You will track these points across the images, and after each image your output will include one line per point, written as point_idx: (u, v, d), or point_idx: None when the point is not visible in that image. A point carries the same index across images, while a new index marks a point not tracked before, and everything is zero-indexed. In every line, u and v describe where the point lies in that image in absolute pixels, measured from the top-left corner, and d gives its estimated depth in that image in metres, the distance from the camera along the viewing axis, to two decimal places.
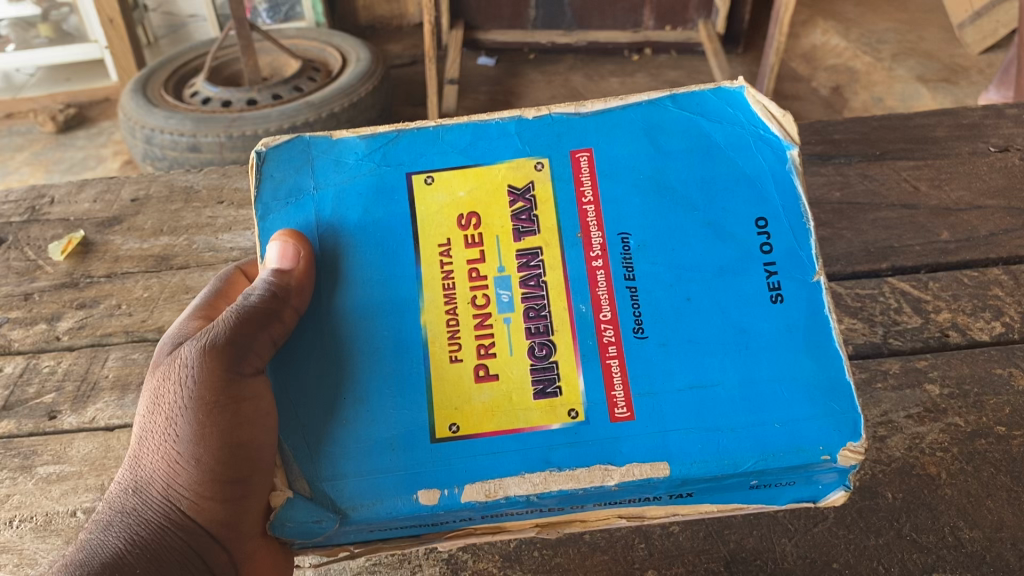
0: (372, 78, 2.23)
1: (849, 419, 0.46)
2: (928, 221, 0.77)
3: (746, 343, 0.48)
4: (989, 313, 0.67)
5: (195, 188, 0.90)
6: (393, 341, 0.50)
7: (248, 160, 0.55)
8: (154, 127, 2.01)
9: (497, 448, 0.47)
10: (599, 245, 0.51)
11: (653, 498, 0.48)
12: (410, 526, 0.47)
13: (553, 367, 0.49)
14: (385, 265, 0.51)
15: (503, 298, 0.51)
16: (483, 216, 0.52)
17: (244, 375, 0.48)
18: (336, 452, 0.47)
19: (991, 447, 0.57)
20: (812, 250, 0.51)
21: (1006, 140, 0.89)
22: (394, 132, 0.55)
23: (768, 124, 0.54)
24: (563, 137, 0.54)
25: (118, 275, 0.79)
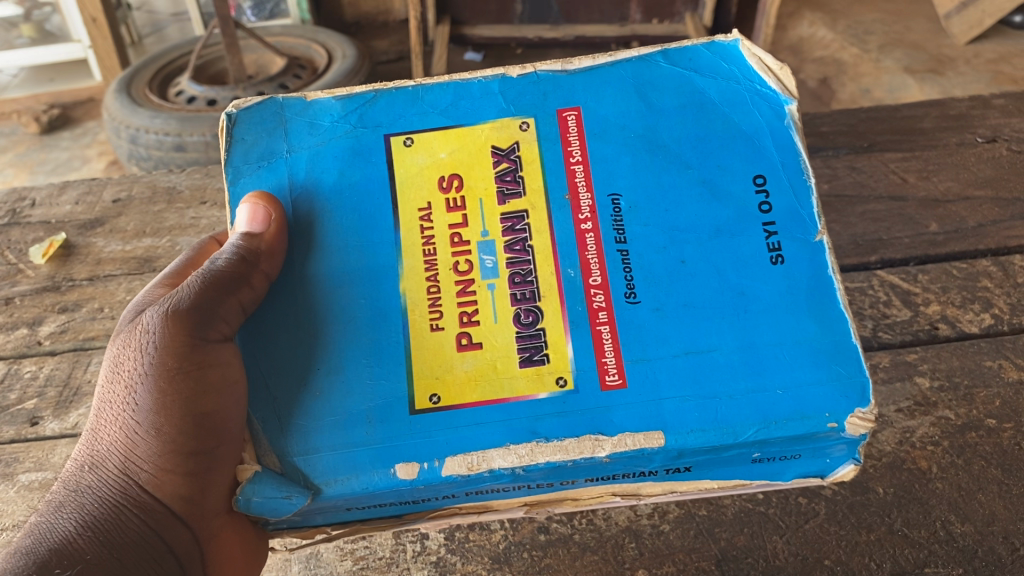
0: (357, 76, 2.22)
1: (856, 384, 0.46)
2: (917, 212, 0.76)
3: (744, 307, 0.48)
4: (978, 305, 0.66)
5: (178, 188, 0.89)
6: (369, 309, 0.49)
7: (219, 122, 0.55)
8: (139, 128, 2.00)
9: (481, 418, 0.46)
10: (588, 207, 0.51)
11: (648, 473, 0.47)
12: (392, 501, 0.47)
13: (540, 334, 0.48)
14: (363, 231, 0.51)
15: (486, 263, 0.51)
16: (465, 177, 0.53)
17: (210, 341, 0.48)
18: (308, 425, 0.47)
19: (982, 440, 0.56)
20: (812, 208, 0.51)
21: (993, 130, 0.89)
22: (372, 92, 0.55)
23: (764, 79, 0.54)
24: (549, 96, 0.54)
25: (101, 277, 0.78)
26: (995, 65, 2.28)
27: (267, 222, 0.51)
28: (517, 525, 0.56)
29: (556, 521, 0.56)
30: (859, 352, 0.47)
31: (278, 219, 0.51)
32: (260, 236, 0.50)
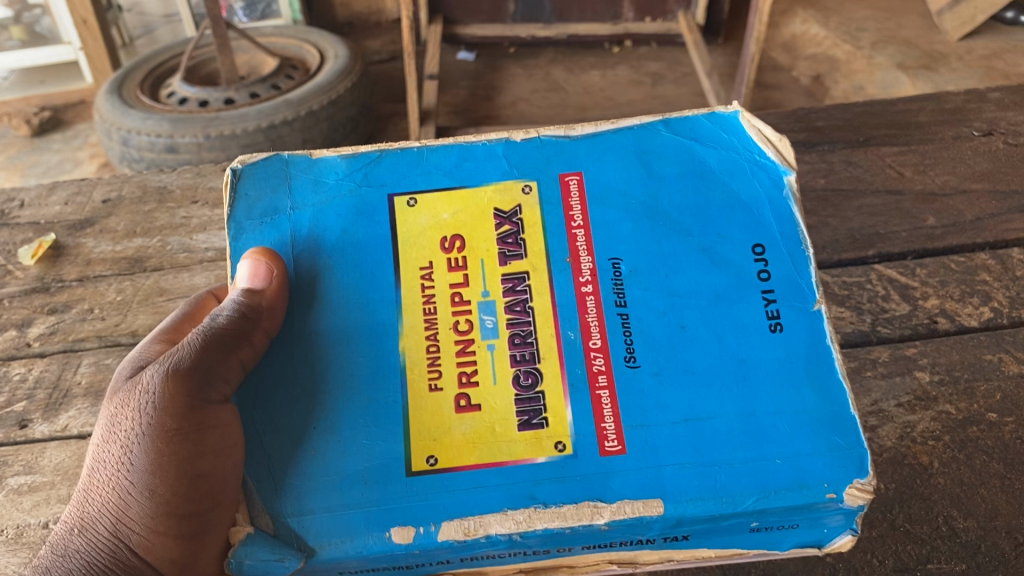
0: (349, 78, 2.21)
1: (855, 454, 0.45)
2: (914, 206, 0.76)
3: (745, 374, 0.47)
4: (977, 298, 0.65)
5: (169, 188, 0.88)
6: (369, 367, 0.49)
7: (224, 178, 0.55)
8: (131, 129, 1.99)
9: (477, 483, 0.45)
10: (588, 269, 0.51)
11: (645, 541, 0.46)
12: (383, 569, 0.46)
13: (539, 398, 0.48)
14: (363, 287, 0.51)
15: (486, 323, 0.50)
16: (467, 239, 0.53)
17: (210, 403, 0.47)
18: (302, 485, 0.46)
19: (983, 435, 0.55)
20: (812, 279, 0.51)
21: (989, 124, 0.89)
22: (377, 152, 0.56)
23: (764, 150, 0.55)
24: (551, 161, 0.55)
25: (91, 278, 0.77)
26: (987, 61, 2.26)
27: (267, 278, 0.50)
28: None
29: None
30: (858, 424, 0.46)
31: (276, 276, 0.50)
32: (260, 293, 0.49)
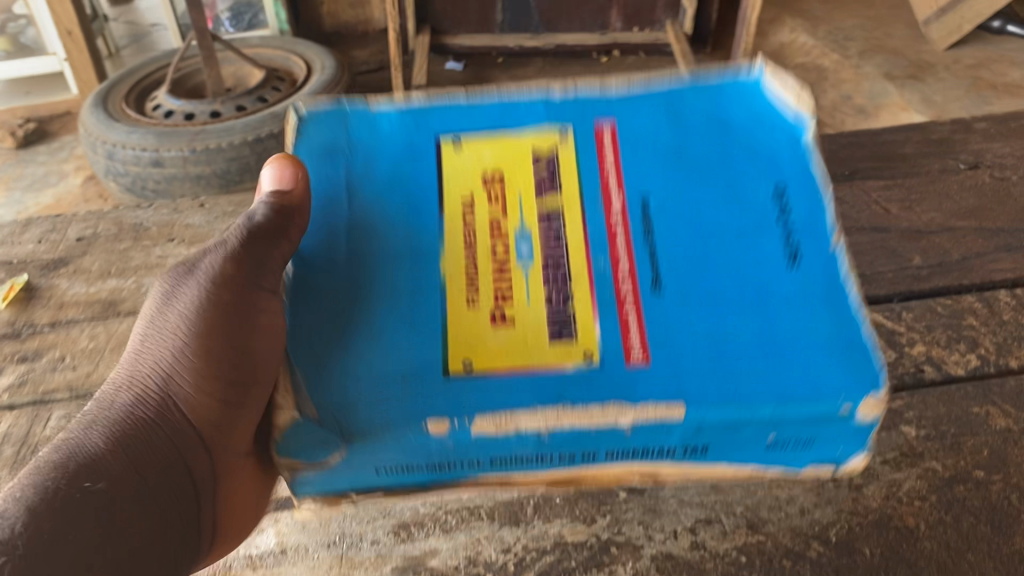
0: (336, 89, 2.25)
1: (871, 372, 0.46)
2: (900, 245, 0.75)
3: (764, 300, 0.50)
4: (964, 345, 0.64)
5: (145, 225, 0.87)
6: (413, 284, 0.52)
7: (288, 119, 0.60)
8: (117, 143, 2.05)
9: (511, 387, 0.47)
10: (619, 209, 0.54)
11: (668, 453, 0.48)
12: (418, 468, 0.48)
13: (569, 313, 0.50)
14: (410, 215, 0.55)
15: (522, 250, 0.53)
16: (506, 176, 0.57)
17: (262, 288, 0.52)
18: (343, 375, 0.48)
19: (970, 494, 0.53)
20: (830, 218, 0.53)
21: (976, 155, 0.88)
22: (428, 103, 0.61)
23: (784, 112, 0.59)
24: (586, 111, 0.60)
25: (63, 322, 0.75)
26: (974, 70, 2.30)
27: (224, 268, 0.53)
28: None
29: None
30: (878, 350, 0.47)
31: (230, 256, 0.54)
32: (219, 280, 0.53)
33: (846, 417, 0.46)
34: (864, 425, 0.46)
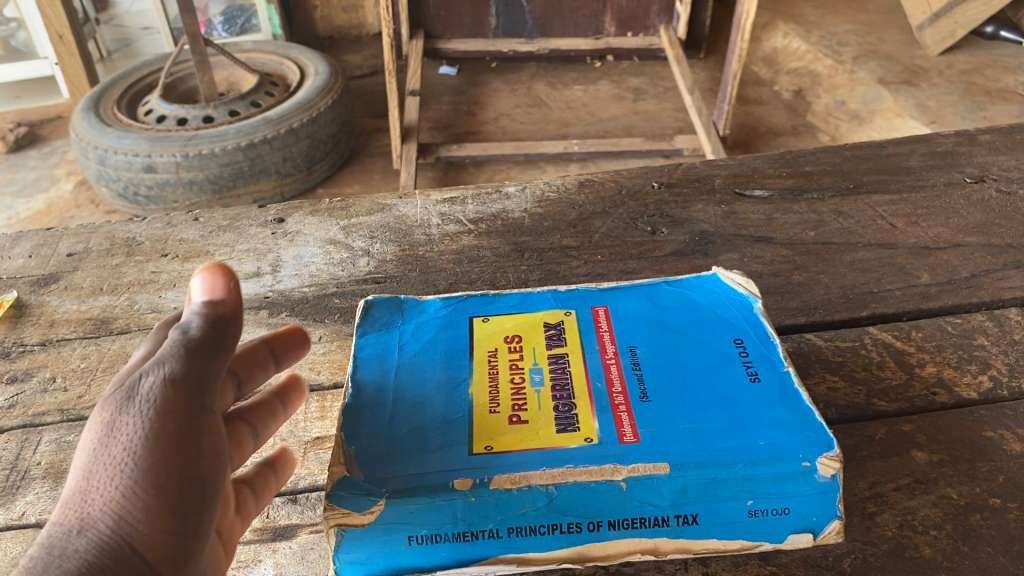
0: (331, 93, 2.28)
1: (824, 437, 0.49)
2: (907, 262, 0.74)
3: (734, 402, 0.52)
4: (975, 366, 0.63)
5: (138, 240, 0.86)
6: (442, 407, 0.55)
7: (357, 304, 0.66)
8: (108, 148, 2.03)
9: (525, 458, 0.50)
10: (612, 352, 0.59)
11: (662, 524, 0.48)
12: (443, 540, 0.48)
13: (573, 415, 0.53)
14: (448, 368, 0.58)
15: (535, 377, 0.57)
16: (525, 337, 0.61)
17: (206, 408, 0.44)
18: (385, 459, 0.50)
19: (987, 522, 0.51)
20: (780, 354, 0.57)
21: (981, 168, 0.87)
22: (464, 295, 0.67)
23: (736, 288, 0.64)
24: (585, 298, 0.65)
25: (54, 341, 0.73)
26: (967, 75, 2.29)
27: (228, 290, 0.48)
28: None
29: None
30: (828, 428, 0.50)
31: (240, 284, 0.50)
32: (223, 302, 0.48)
33: (807, 475, 0.48)
34: (824, 484, 0.48)
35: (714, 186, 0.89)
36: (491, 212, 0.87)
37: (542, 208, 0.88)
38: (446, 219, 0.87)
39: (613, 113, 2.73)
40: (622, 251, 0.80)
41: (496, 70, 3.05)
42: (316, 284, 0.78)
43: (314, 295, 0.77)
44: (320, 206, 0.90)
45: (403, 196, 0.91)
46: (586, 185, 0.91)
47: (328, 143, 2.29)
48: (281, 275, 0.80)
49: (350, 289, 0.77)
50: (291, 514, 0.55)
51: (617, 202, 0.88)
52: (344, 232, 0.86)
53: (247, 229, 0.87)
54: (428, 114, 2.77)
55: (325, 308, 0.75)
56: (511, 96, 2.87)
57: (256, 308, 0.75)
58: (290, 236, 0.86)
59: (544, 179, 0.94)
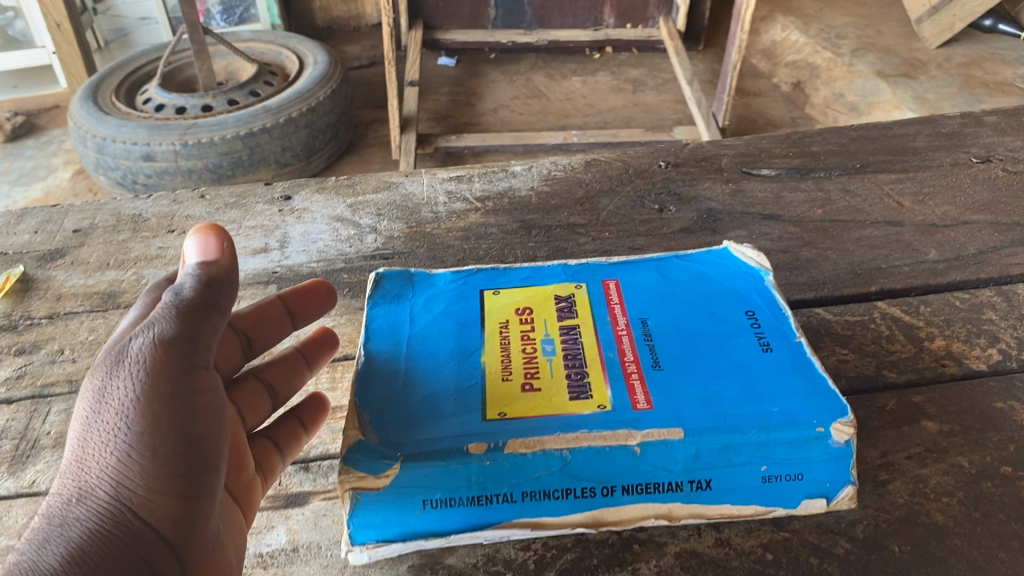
0: (330, 83, 2.28)
1: (838, 403, 0.49)
2: (915, 239, 0.74)
3: (747, 370, 0.52)
4: (984, 339, 0.63)
5: (144, 217, 0.86)
6: (455, 376, 0.55)
7: (367, 277, 0.65)
8: (107, 136, 2.02)
9: (539, 424, 0.49)
10: (623, 324, 0.58)
11: (676, 489, 0.48)
12: (457, 504, 0.48)
13: (585, 383, 0.53)
14: (459, 339, 0.58)
15: (546, 347, 0.57)
16: (536, 310, 0.61)
17: (197, 367, 0.45)
18: (399, 425, 0.50)
19: (998, 490, 0.51)
20: (792, 324, 0.57)
21: (987, 149, 0.87)
22: (474, 269, 0.67)
23: (747, 261, 0.64)
24: (593, 274, 0.65)
25: (61, 315, 0.73)
26: (966, 68, 2.29)
27: (221, 251, 0.50)
28: None
29: None
30: (841, 395, 0.50)
31: (234, 244, 0.51)
32: (217, 262, 0.49)
33: (821, 441, 0.48)
34: (838, 450, 0.48)
35: (721, 165, 0.89)
36: (498, 190, 0.87)
37: (549, 186, 0.87)
38: (452, 197, 0.87)
39: (613, 104, 2.73)
40: (630, 229, 0.80)
41: (495, 61, 3.05)
42: (323, 259, 0.78)
43: (322, 271, 0.77)
44: (327, 184, 0.90)
45: (409, 174, 0.91)
46: (593, 164, 0.91)
47: (326, 133, 2.28)
48: (288, 251, 0.80)
49: (358, 265, 0.77)
50: (303, 482, 0.55)
51: (624, 181, 0.87)
52: (351, 209, 0.86)
53: (254, 206, 0.87)
54: (428, 104, 2.77)
55: (333, 283, 0.75)
56: (511, 87, 2.87)
57: (264, 283, 0.75)
58: (297, 212, 0.85)
59: (550, 158, 0.94)
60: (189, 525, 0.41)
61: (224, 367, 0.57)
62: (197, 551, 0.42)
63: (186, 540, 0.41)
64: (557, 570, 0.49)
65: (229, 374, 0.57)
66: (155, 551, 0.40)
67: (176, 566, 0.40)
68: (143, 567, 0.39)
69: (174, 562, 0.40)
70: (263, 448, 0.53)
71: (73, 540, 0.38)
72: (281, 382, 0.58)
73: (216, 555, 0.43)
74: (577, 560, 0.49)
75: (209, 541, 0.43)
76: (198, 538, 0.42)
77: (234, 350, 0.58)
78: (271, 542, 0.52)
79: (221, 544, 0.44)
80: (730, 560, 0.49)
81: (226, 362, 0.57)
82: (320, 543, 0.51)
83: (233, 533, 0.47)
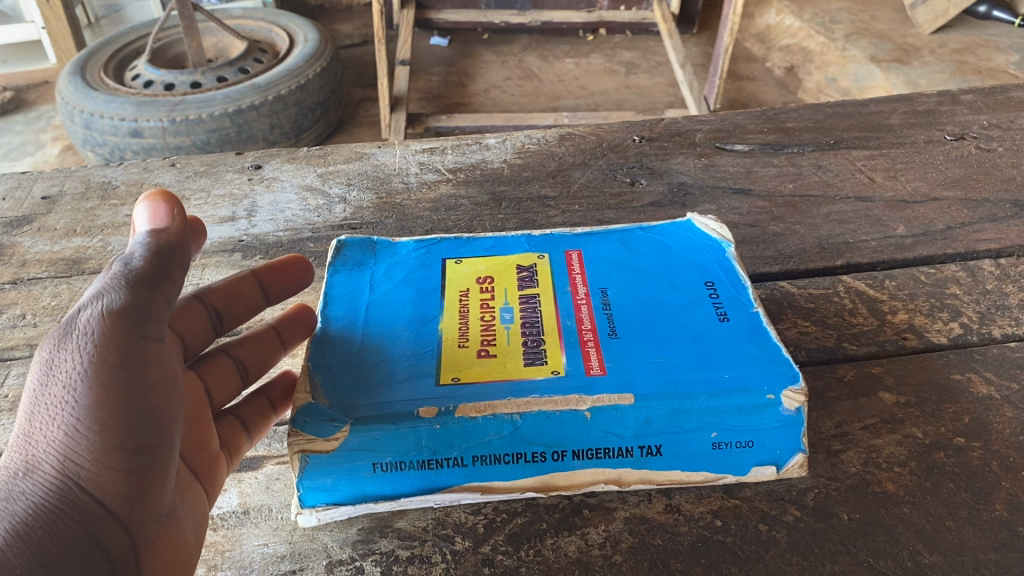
0: (320, 60, 2.26)
1: (790, 371, 0.49)
2: (884, 214, 0.74)
3: (702, 340, 0.52)
4: (947, 313, 0.63)
5: (114, 184, 0.86)
6: (412, 343, 0.53)
7: (329, 245, 0.64)
8: (93, 112, 2.00)
9: (491, 389, 0.49)
10: (583, 293, 0.57)
11: (625, 455, 0.49)
12: (408, 468, 0.48)
13: (541, 350, 0.52)
14: (419, 306, 0.57)
15: (505, 315, 0.56)
16: (497, 279, 0.60)
17: (148, 339, 0.43)
18: (352, 389, 0.49)
19: (950, 460, 0.51)
20: (751, 296, 0.56)
21: (961, 127, 0.87)
22: (438, 238, 0.66)
23: (710, 233, 0.64)
24: (557, 244, 0.64)
25: (24, 280, 0.72)
26: (959, 54, 2.29)
27: (171, 218, 0.46)
28: (459, 556, 0.48)
29: (501, 552, 0.48)
30: (793, 362, 0.50)
31: (184, 210, 0.47)
32: (166, 232, 0.45)
33: (771, 408, 0.48)
34: (788, 417, 0.48)
35: (694, 140, 0.88)
36: (471, 162, 0.87)
37: (522, 158, 0.87)
38: (424, 168, 0.86)
39: (604, 86, 2.72)
40: (600, 201, 0.79)
41: (486, 42, 3.04)
42: (291, 228, 0.78)
43: (289, 240, 0.76)
44: (298, 154, 0.89)
45: (382, 146, 0.91)
46: (567, 138, 0.90)
47: (315, 111, 2.27)
48: (256, 219, 0.79)
49: (325, 234, 0.77)
50: (258, 446, 0.55)
51: (597, 154, 0.87)
52: (321, 179, 0.85)
53: (224, 174, 0.87)
54: (418, 84, 2.75)
55: (299, 252, 0.74)
56: (502, 67, 2.86)
57: (230, 251, 0.75)
58: (267, 181, 0.85)
59: (525, 132, 0.94)
60: (138, 500, 0.40)
61: (192, 340, 0.55)
62: (149, 525, 0.41)
63: (137, 514, 0.40)
64: (505, 534, 0.49)
65: (197, 348, 0.56)
66: (103, 525, 0.39)
67: (125, 540, 0.39)
68: (89, 543, 0.38)
69: (124, 537, 0.39)
70: (229, 427, 0.52)
71: (18, 515, 0.37)
72: (251, 361, 0.56)
73: (170, 528, 0.42)
74: (526, 524, 0.49)
75: (162, 514, 0.42)
76: (149, 512, 0.41)
77: (202, 324, 0.56)
78: (222, 505, 0.52)
79: (175, 515, 0.43)
80: (678, 526, 0.49)
81: (194, 336, 0.55)
82: (271, 506, 0.51)
83: (190, 504, 0.45)
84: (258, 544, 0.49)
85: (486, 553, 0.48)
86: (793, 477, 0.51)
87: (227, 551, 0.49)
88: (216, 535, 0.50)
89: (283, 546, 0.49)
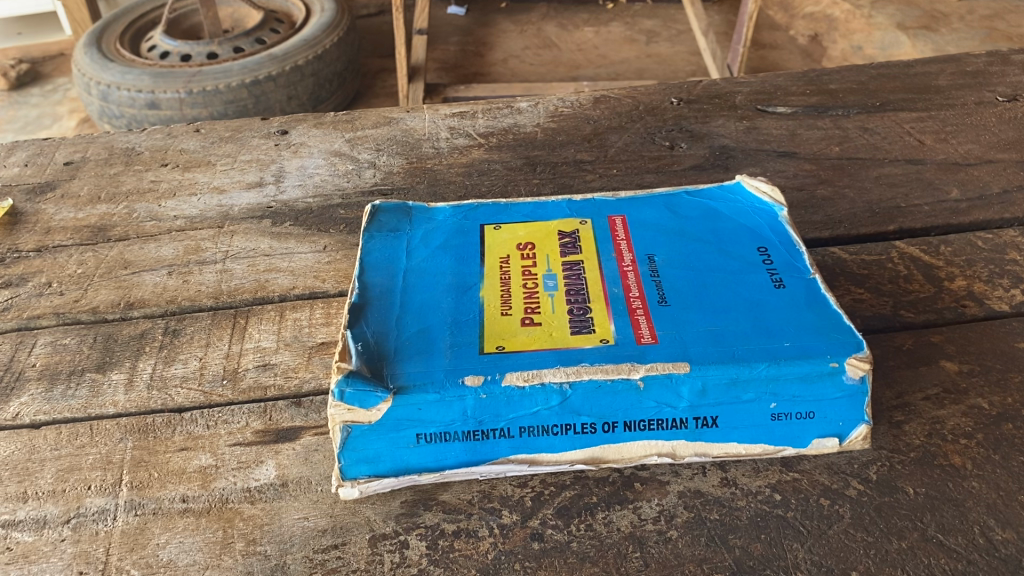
0: (338, 30, 2.24)
1: (854, 339, 0.46)
2: (936, 178, 0.71)
3: (758, 308, 0.49)
4: (1007, 280, 0.60)
5: (137, 150, 0.84)
6: (452, 311, 0.51)
7: (363, 211, 0.62)
8: (110, 84, 1.98)
9: (538, 358, 0.46)
10: (629, 259, 0.55)
11: (679, 427, 0.47)
12: (452, 439, 0.46)
13: (588, 317, 0.50)
14: (458, 272, 0.55)
15: (548, 281, 0.53)
16: (538, 245, 0.58)
17: None
18: (391, 357, 0.47)
19: (1020, 433, 0.49)
20: (806, 263, 0.54)
21: (1013, 88, 0.84)
22: (476, 203, 0.63)
23: (760, 198, 0.61)
24: (601, 209, 0.61)
25: (49, 248, 0.70)
26: (988, 20, 2.28)
27: None
28: (507, 530, 0.46)
29: (551, 526, 0.46)
30: (856, 330, 0.47)
31: None
32: None
33: (835, 377, 0.45)
34: (852, 387, 0.46)
35: (735, 103, 0.85)
36: (503, 126, 0.84)
37: (555, 122, 0.84)
38: (454, 132, 0.84)
39: (625, 55, 2.68)
40: (639, 165, 0.76)
41: (506, 10, 2.99)
42: (320, 195, 0.76)
43: (319, 206, 0.74)
44: (325, 119, 0.87)
45: (411, 110, 0.88)
46: (602, 101, 0.87)
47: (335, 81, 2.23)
48: (284, 185, 0.77)
49: (356, 200, 0.75)
50: (295, 417, 0.53)
51: (634, 117, 0.84)
52: (349, 144, 0.83)
53: (250, 140, 0.84)
54: (437, 53, 2.71)
55: (329, 218, 0.72)
56: (521, 36, 2.81)
57: (259, 218, 0.73)
58: (294, 147, 0.83)
59: (557, 95, 0.91)
60: None
61: None
62: None
63: None
64: (554, 507, 0.47)
65: None
66: None
67: None
68: None
69: None
70: None
71: None
72: None
73: None
74: (576, 498, 0.48)
75: None
76: None
77: None
78: (259, 477, 0.50)
79: None
80: (736, 500, 0.47)
81: None
82: (310, 478, 0.50)
83: None
84: (298, 517, 0.47)
85: (535, 527, 0.46)
86: (852, 450, 0.48)
87: (266, 526, 0.47)
88: (254, 509, 0.48)
89: (324, 520, 0.47)
